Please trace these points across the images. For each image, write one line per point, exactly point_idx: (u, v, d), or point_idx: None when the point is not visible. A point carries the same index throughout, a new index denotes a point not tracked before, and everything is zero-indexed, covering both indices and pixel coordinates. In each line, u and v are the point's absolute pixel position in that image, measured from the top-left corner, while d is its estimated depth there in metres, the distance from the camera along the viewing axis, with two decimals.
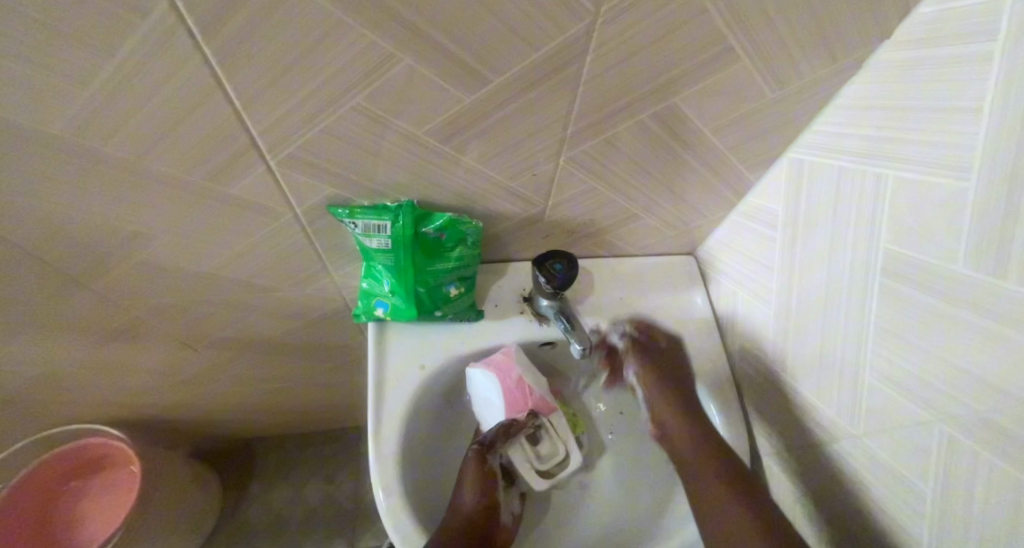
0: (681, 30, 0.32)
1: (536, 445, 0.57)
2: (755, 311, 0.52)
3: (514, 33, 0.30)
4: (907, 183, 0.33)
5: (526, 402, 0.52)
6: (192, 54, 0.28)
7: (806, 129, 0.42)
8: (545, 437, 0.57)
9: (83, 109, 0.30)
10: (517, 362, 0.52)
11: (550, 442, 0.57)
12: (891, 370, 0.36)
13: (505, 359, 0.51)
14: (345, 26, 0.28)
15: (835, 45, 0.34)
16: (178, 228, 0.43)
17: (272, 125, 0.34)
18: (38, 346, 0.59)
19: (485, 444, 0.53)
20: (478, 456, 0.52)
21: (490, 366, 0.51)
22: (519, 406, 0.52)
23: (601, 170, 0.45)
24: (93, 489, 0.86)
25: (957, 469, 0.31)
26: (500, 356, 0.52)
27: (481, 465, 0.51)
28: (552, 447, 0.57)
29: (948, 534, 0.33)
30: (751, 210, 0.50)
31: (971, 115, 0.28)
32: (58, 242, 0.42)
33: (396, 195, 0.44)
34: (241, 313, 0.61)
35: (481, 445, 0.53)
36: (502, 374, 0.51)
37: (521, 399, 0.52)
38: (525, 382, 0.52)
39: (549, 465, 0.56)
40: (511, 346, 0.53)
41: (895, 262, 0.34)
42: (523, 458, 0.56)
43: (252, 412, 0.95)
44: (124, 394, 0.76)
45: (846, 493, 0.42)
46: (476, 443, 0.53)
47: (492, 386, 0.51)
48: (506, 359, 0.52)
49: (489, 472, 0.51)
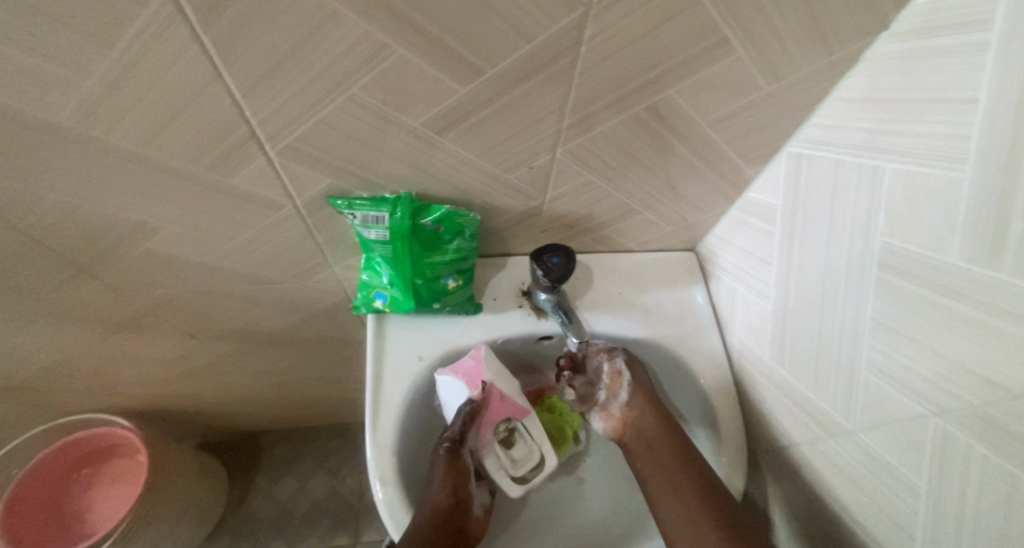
0: (677, 21, 0.32)
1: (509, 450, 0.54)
2: (754, 308, 0.51)
3: (507, 23, 0.30)
4: (905, 175, 0.32)
5: (496, 402, 0.51)
6: (188, 44, 0.28)
7: (805, 123, 0.41)
8: (519, 441, 0.54)
9: (86, 99, 0.31)
10: (488, 365, 0.51)
11: (523, 446, 0.54)
12: (885, 367, 0.35)
13: (475, 365, 0.50)
14: (337, 17, 0.28)
15: (838, 34, 0.33)
16: (180, 219, 0.44)
17: (269, 117, 0.34)
18: (52, 332, 0.61)
19: (456, 440, 0.49)
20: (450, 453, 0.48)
21: (459, 375, 0.50)
22: (490, 407, 0.51)
23: (599, 164, 0.45)
24: (107, 475, 0.90)
25: (951, 468, 0.31)
26: (470, 363, 0.51)
27: (453, 460, 0.48)
28: (525, 450, 0.54)
29: (942, 536, 0.32)
30: (751, 205, 0.50)
31: (969, 104, 0.27)
32: (68, 231, 0.44)
33: (393, 188, 0.44)
34: (245, 304, 0.62)
35: (451, 441, 0.49)
36: (473, 381, 0.50)
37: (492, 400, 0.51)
38: (496, 388, 0.51)
39: (523, 469, 0.54)
40: (481, 348, 0.52)
41: (892, 256, 0.34)
42: (496, 463, 0.53)
43: (259, 403, 0.96)
44: (136, 382, 0.78)
45: (843, 494, 0.42)
46: (448, 438, 0.49)
47: (462, 393, 0.50)
48: (475, 365, 0.51)
49: (463, 467, 0.49)
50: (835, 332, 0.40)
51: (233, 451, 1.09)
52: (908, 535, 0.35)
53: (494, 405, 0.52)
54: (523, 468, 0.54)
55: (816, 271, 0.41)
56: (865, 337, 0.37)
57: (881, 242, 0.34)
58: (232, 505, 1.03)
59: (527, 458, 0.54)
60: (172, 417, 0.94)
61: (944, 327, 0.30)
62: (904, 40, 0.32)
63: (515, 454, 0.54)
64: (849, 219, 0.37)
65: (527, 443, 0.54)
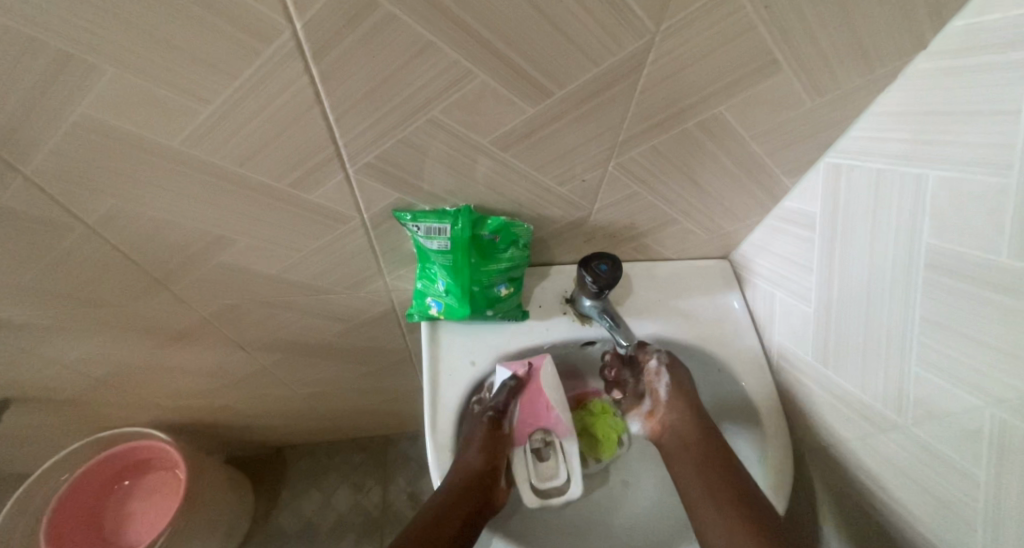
0: (733, 45, 0.35)
1: (541, 463, 0.54)
2: (794, 311, 0.53)
3: (580, 50, 0.33)
4: (950, 181, 0.34)
5: (541, 405, 0.55)
6: (301, 75, 0.32)
7: (843, 135, 0.44)
8: (551, 458, 0.54)
9: (201, 124, 0.34)
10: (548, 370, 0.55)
11: (554, 463, 0.54)
12: (938, 360, 0.37)
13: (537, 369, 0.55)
14: (432, 47, 0.31)
15: (881, 53, 0.36)
16: (252, 233, 0.47)
17: (354, 136, 0.38)
18: (113, 344, 0.63)
19: (497, 412, 0.53)
20: (490, 421, 0.52)
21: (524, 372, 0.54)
22: (535, 406, 0.55)
23: (646, 177, 0.48)
24: (144, 489, 0.91)
25: (1011, 453, 0.32)
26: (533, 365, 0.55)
27: (491, 427, 0.52)
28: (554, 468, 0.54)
29: (1005, 517, 0.33)
30: (787, 213, 0.52)
31: (1014, 116, 0.30)
32: (151, 243, 0.47)
33: (454, 201, 0.47)
34: (294, 315, 0.65)
35: (493, 412, 0.53)
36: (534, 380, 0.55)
37: (541, 405, 0.55)
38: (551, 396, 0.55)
39: (547, 485, 0.52)
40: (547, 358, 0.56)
41: (940, 257, 0.36)
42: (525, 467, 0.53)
43: (291, 416, 0.98)
44: (179, 394, 0.81)
45: (897, 486, 0.43)
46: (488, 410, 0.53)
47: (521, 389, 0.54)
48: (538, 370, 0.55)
49: (499, 439, 0.52)
50: (881, 330, 0.42)
51: (261, 465, 1.11)
52: (967, 522, 0.36)
53: (535, 406, 0.55)
54: (547, 485, 0.53)
55: (859, 273, 0.43)
56: (915, 335, 0.39)
57: (927, 244, 0.37)
58: (258, 519, 1.04)
59: (554, 475, 0.53)
60: (209, 430, 0.96)
61: (999, 323, 0.32)
62: (943, 59, 0.34)
63: (545, 469, 0.53)
64: (892, 224, 0.40)
65: (556, 461, 0.54)
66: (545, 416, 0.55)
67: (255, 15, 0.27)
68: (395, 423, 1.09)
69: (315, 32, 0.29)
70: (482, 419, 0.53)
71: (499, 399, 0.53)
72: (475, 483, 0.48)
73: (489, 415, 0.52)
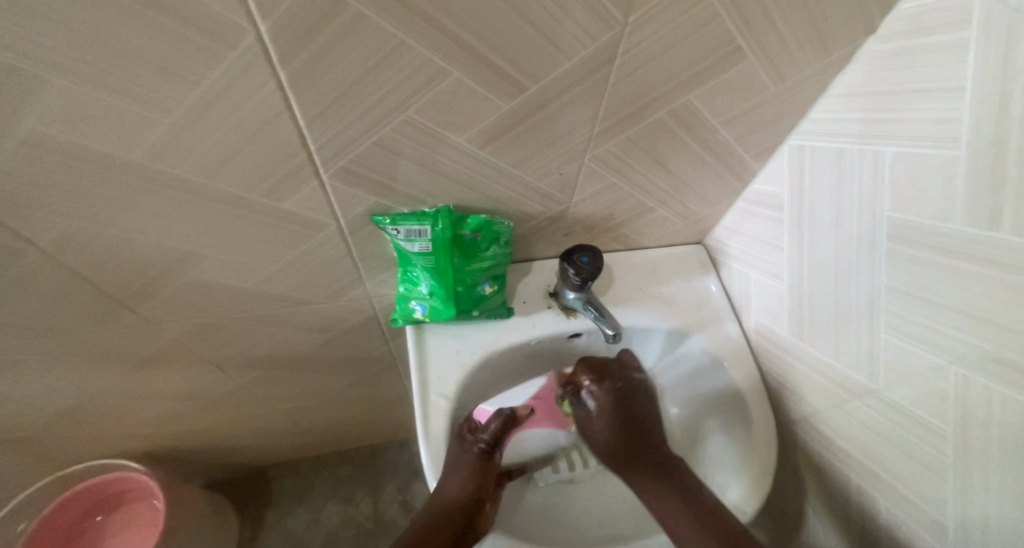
0: (697, 34, 0.36)
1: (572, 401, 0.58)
2: (768, 289, 0.55)
3: (552, 43, 0.33)
4: (905, 156, 0.36)
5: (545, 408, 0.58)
6: (269, 79, 0.31)
7: (804, 118, 0.46)
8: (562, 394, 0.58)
9: (164, 135, 0.33)
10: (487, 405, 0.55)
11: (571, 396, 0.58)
12: (905, 325, 0.39)
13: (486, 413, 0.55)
14: (405, 46, 0.31)
15: (834, 39, 0.38)
16: (222, 247, 0.46)
17: (328, 139, 0.37)
18: (77, 373, 0.60)
19: (490, 444, 0.52)
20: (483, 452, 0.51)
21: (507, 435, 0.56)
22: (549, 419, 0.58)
23: (621, 168, 0.49)
24: (115, 524, 0.86)
25: (974, 405, 0.34)
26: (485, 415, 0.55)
27: (482, 461, 0.51)
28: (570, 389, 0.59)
29: (974, 466, 0.35)
30: (755, 197, 0.54)
31: (957, 93, 0.32)
32: (114, 263, 0.44)
33: (433, 202, 0.47)
34: (270, 329, 0.63)
35: (487, 443, 0.52)
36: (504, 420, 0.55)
37: (544, 410, 0.58)
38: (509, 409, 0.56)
39: None
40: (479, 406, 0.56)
41: (900, 229, 0.38)
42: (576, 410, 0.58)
43: (272, 434, 0.95)
44: (150, 420, 0.77)
45: (873, 445, 0.45)
46: (483, 441, 0.52)
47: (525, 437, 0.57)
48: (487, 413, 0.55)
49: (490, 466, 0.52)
50: (852, 300, 0.44)
51: (244, 487, 1.07)
52: (940, 475, 0.39)
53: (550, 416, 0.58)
54: None
55: (828, 248, 0.45)
56: (882, 305, 0.41)
57: (888, 217, 0.39)
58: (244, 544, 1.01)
59: None
60: (186, 456, 0.92)
61: (958, 286, 0.34)
62: (891, 41, 0.37)
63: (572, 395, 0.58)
64: (855, 200, 0.42)
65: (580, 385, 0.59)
66: (551, 403, 0.58)
67: (216, 18, 0.26)
68: (380, 431, 1.07)
69: (282, 34, 0.28)
70: (473, 448, 0.51)
71: (496, 432, 0.53)
72: (462, 511, 0.49)
73: (477, 449, 0.52)
